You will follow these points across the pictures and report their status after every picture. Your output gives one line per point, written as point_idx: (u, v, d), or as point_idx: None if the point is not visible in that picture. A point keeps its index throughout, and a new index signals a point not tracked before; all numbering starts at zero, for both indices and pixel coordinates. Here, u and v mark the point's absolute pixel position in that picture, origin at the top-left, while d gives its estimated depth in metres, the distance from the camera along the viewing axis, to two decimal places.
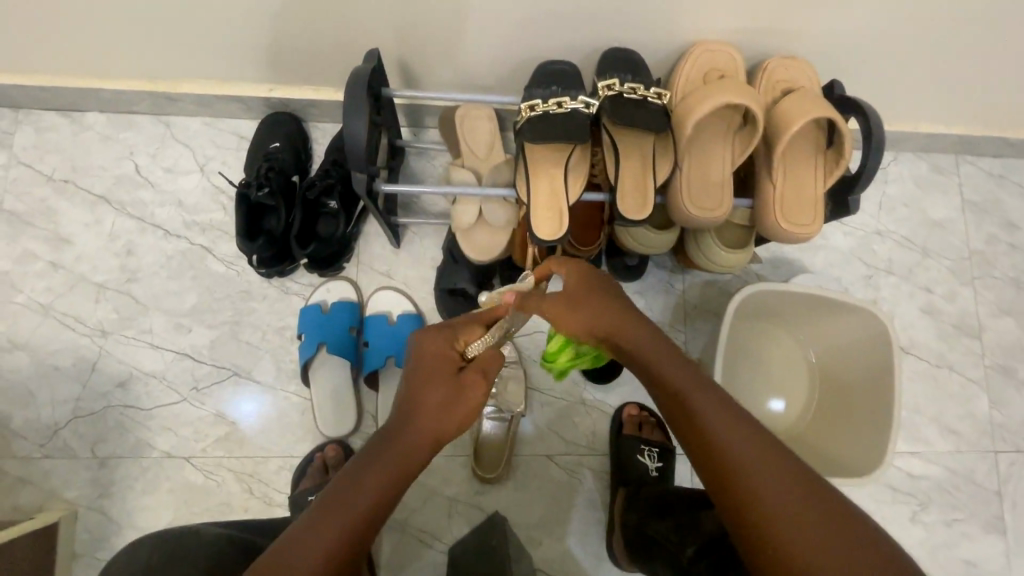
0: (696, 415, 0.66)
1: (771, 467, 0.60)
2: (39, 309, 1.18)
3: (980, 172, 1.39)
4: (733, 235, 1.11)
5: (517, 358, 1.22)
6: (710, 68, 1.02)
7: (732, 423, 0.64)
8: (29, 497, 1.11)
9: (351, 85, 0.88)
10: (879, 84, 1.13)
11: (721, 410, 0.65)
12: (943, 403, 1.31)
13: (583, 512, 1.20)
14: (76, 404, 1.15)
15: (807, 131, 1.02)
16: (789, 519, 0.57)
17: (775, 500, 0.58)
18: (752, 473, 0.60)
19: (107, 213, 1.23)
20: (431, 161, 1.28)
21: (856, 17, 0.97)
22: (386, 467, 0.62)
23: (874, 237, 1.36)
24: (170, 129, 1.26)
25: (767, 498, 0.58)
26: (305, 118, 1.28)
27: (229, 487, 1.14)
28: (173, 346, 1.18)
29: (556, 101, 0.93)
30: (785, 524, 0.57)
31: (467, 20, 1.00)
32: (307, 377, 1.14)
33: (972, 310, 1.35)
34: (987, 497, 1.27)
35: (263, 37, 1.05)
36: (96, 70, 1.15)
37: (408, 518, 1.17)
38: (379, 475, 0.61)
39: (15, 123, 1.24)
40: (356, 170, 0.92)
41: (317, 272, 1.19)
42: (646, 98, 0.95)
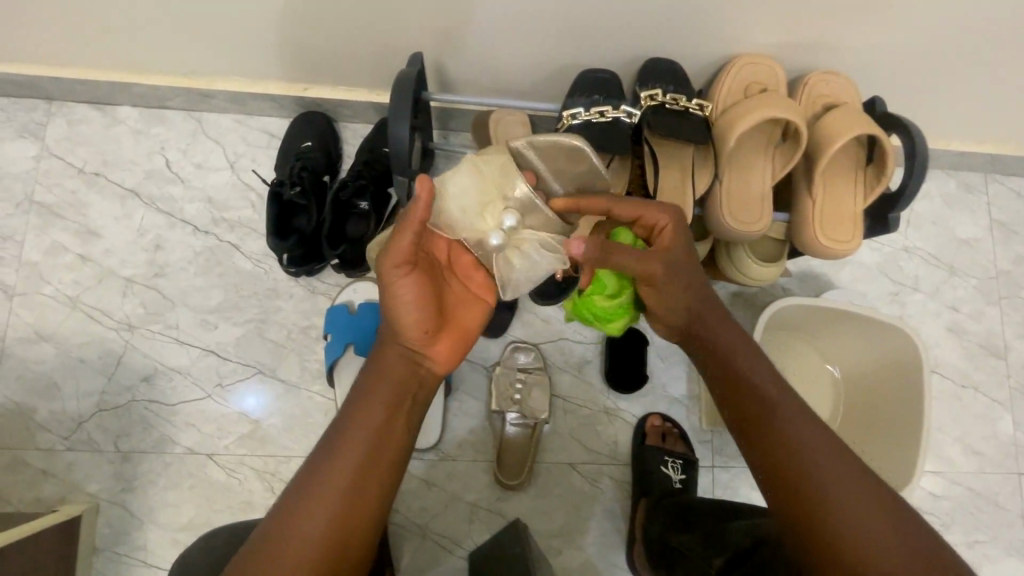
0: (774, 413, 0.76)
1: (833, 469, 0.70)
2: (66, 301, 1.18)
3: (1009, 192, 1.38)
4: (768, 249, 1.11)
5: (541, 364, 1.22)
6: (752, 80, 1.01)
7: (798, 419, 0.75)
8: (52, 489, 1.11)
9: (396, 90, 0.91)
10: (916, 100, 1.12)
11: (797, 413, 0.76)
12: (967, 423, 1.30)
13: (603, 522, 1.19)
14: (101, 397, 1.15)
15: (847, 148, 1.03)
16: (855, 515, 0.67)
17: (842, 495, 0.69)
18: (819, 469, 0.71)
19: (136, 207, 1.23)
20: (461, 165, 1.28)
21: (901, 35, 0.96)
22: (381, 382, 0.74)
23: (901, 254, 1.35)
24: (202, 125, 1.26)
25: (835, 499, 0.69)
26: (336, 118, 1.28)
27: (250, 486, 1.13)
28: (199, 342, 1.18)
29: (598, 110, 0.97)
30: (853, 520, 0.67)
31: (507, 26, 0.99)
32: (332, 378, 1.14)
33: (998, 329, 1.34)
34: (1010, 519, 1.26)
35: (301, 36, 1.05)
36: (132, 64, 1.15)
37: (429, 523, 1.17)
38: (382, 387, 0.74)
39: (48, 115, 1.24)
40: (399, 174, 0.96)
41: (345, 273, 1.18)
42: (687, 109, 0.98)
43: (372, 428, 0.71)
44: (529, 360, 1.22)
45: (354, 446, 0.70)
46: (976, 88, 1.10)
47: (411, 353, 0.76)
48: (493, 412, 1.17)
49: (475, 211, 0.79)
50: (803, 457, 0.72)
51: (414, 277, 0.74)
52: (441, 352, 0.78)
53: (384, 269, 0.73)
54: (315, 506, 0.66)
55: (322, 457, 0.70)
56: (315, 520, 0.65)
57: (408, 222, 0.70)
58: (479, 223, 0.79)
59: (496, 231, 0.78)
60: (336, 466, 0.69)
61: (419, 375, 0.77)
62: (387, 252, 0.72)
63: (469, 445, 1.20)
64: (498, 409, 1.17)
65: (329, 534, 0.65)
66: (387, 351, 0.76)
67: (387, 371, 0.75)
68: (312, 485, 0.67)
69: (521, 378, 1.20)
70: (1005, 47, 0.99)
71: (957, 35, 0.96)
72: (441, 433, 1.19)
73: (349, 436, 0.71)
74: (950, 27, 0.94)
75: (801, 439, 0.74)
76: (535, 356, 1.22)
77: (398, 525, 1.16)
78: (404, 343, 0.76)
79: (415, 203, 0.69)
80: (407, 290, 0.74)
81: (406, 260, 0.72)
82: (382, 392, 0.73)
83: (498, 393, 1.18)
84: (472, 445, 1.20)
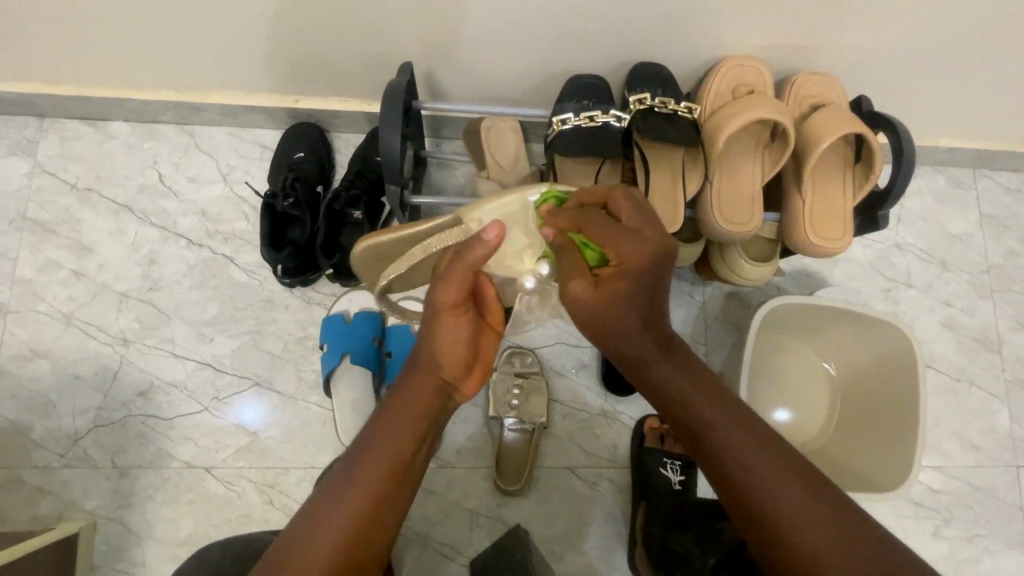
0: (712, 438, 0.70)
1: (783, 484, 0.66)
2: (61, 317, 1.18)
3: (998, 186, 1.40)
4: (760, 249, 1.12)
5: (538, 370, 1.22)
6: (740, 82, 1.02)
7: (721, 419, 0.71)
8: (49, 507, 1.10)
9: (387, 99, 0.91)
10: (902, 98, 1.14)
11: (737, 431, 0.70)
12: (963, 417, 1.30)
13: (603, 525, 1.19)
14: (97, 413, 1.14)
15: (836, 147, 1.05)
16: (804, 518, 0.63)
17: (777, 493, 0.65)
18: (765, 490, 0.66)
19: (130, 222, 1.23)
20: (453, 172, 1.28)
21: (884, 35, 0.98)
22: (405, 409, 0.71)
23: (893, 251, 1.36)
24: (194, 139, 1.27)
25: (778, 506, 0.65)
26: (328, 128, 1.28)
27: (248, 499, 1.13)
28: (195, 356, 1.18)
29: (587, 116, 0.98)
30: (797, 524, 0.64)
31: (496, 34, 1.00)
32: (329, 389, 1.14)
33: (991, 323, 1.34)
34: (1009, 511, 1.26)
35: (291, 48, 1.06)
36: (124, 79, 1.15)
37: (429, 531, 1.16)
38: (412, 411, 0.71)
39: (40, 131, 1.24)
40: (390, 182, 0.96)
41: (339, 282, 1.19)
42: (676, 112, 0.98)
43: (398, 453, 0.69)
44: (527, 365, 1.22)
45: (378, 469, 0.67)
46: (961, 85, 1.11)
47: (445, 385, 0.75)
48: (491, 417, 1.18)
49: (513, 254, 0.81)
50: (747, 481, 0.67)
51: (462, 317, 0.75)
52: (471, 385, 0.78)
53: (440, 307, 0.73)
54: (332, 530, 0.63)
55: (346, 483, 0.66)
56: (329, 544, 0.62)
57: (471, 260, 0.72)
58: (513, 268, 0.83)
59: (533, 275, 0.83)
60: (358, 491, 0.65)
61: (448, 407, 0.76)
62: (444, 288, 0.73)
63: (467, 452, 1.20)
64: (496, 414, 1.18)
65: (343, 554, 0.62)
66: (423, 381, 0.73)
67: (419, 402, 0.72)
68: (334, 505, 0.65)
69: (519, 383, 1.20)
70: (987, 45, 1.00)
71: (940, 33, 0.97)
72: (440, 441, 1.19)
73: (374, 460, 0.68)
74: (933, 26, 0.96)
75: (730, 443, 0.69)
76: (532, 361, 1.22)
77: (398, 534, 1.15)
78: (440, 376, 0.74)
79: (486, 244, 0.72)
80: (453, 326, 0.74)
81: (462, 300, 0.74)
82: (410, 421, 0.71)
83: (495, 399, 1.18)
84: (471, 451, 1.20)
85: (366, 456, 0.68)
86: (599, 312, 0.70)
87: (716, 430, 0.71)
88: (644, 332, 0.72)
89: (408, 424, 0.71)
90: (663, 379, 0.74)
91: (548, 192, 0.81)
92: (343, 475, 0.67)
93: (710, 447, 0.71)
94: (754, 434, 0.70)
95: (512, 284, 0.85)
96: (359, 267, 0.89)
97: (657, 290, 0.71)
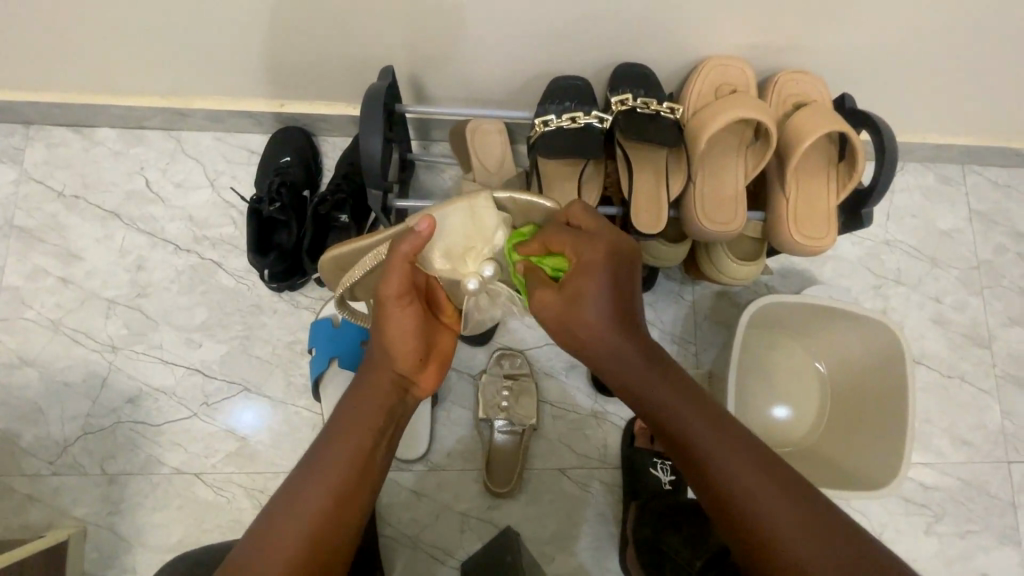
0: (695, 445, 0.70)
1: (768, 488, 0.66)
2: (49, 324, 1.18)
3: (988, 182, 1.39)
4: (747, 248, 1.12)
5: (527, 371, 1.22)
6: (722, 82, 1.02)
7: (695, 419, 0.71)
8: (38, 514, 1.10)
9: (368, 103, 0.91)
10: (887, 95, 1.14)
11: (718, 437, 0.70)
12: (954, 413, 1.30)
13: (595, 526, 1.19)
14: (85, 420, 1.14)
15: (819, 146, 1.05)
16: (784, 523, 0.63)
17: (760, 500, 0.65)
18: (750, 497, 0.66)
19: (118, 228, 1.23)
20: (441, 175, 1.28)
21: (866, 34, 0.98)
22: (360, 401, 0.73)
23: (882, 248, 1.36)
24: (181, 144, 1.27)
25: (750, 502, 0.66)
26: (315, 132, 1.28)
27: (239, 504, 1.13)
28: (184, 361, 1.18)
29: (569, 117, 0.98)
30: (768, 519, 0.64)
31: (479, 36, 1.00)
32: (318, 393, 1.14)
33: (982, 319, 1.34)
34: (1001, 507, 1.26)
35: (275, 53, 1.06)
36: (109, 86, 1.15)
37: (420, 534, 1.16)
38: (368, 404, 0.73)
39: (27, 139, 1.24)
40: (372, 186, 0.96)
41: (327, 286, 1.19)
42: (659, 112, 0.98)
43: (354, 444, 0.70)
44: (516, 367, 1.22)
45: (335, 462, 0.68)
46: (946, 82, 1.11)
47: (400, 380, 0.76)
48: (480, 420, 1.17)
49: (458, 257, 0.75)
50: (733, 488, 0.67)
51: (408, 309, 0.73)
52: (429, 377, 0.78)
53: (383, 298, 0.72)
54: (291, 523, 0.64)
55: (303, 476, 0.68)
56: (288, 538, 0.63)
57: (400, 251, 0.70)
58: (458, 270, 0.76)
59: (478, 276, 0.75)
60: (317, 483, 0.67)
61: (405, 401, 0.77)
62: (385, 281, 0.72)
63: (458, 454, 1.20)
64: (486, 417, 1.17)
65: (304, 548, 0.63)
66: (376, 376, 0.75)
67: (374, 396, 0.73)
68: (293, 499, 0.66)
69: (508, 385, 1.20)
70: (971, 41, 1.00)
71: (923, 31, 0.97)
72: (430, 444, 1.19)
73: (330, 454, 0.69)
74: (915, 23, 0.96)
75: (704, 444, 0.70)
76: (521, 362, 1.22)
77: (389, 537, 1.15)
78: (395, 369, 0.75)
79: (415, 235, 0.70)
80: (403, 320, 0.73)
81: (405, 292, 0.72)
82: (366, 414, 0.72)
83: (485, 401, 1.18)
84: (461, 454, 1.20)
85: (325, 451, 0.69)
86: (565, 321, 0.73)
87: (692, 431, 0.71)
88: (620, 335, 0.73)
89: (365, 417, 0.72)
90: (641, 382, 0.74)
91: (503, 199, 0.77)
92: (302, 471, 0.68)
93: (686, 448, 0.71)
94: (737, 438, 0.70)
95: (459, 288, 0.78)
96: (324, 275, 0.88)
97: (624, 293, 0.73)
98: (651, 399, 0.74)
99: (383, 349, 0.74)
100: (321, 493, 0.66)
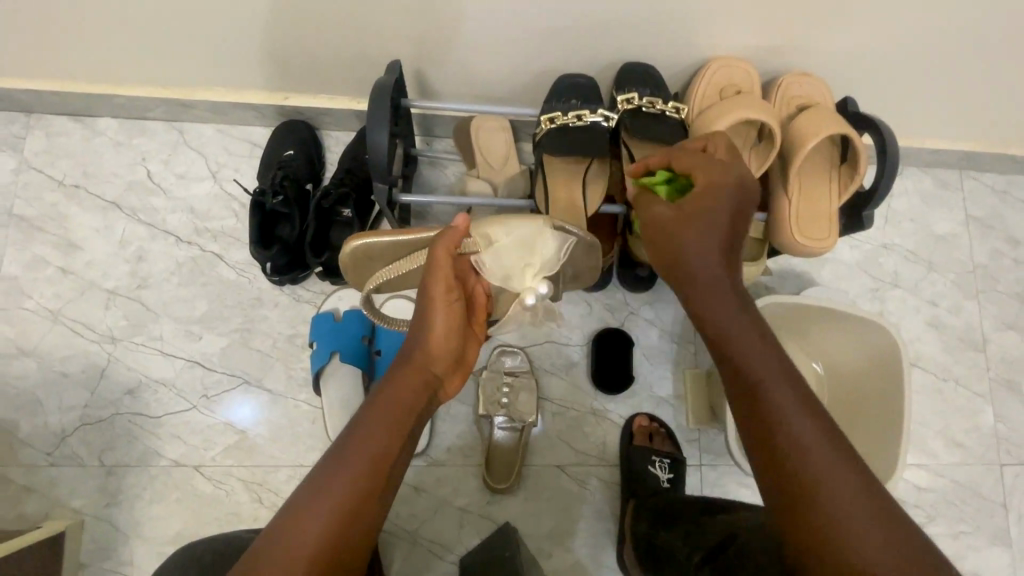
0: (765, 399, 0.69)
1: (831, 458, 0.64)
2: (47, 315, 1.17)
3: (984, 187, 1.41)
4: (748, 248, 1.13)
5: (528, 368, 1.22)
6: (727, 83, 1.03)
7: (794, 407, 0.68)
8: (35, 505, 1.10)
9: (374, 96, 0.91)
10: (887, 99, 1.15)
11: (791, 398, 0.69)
12: (949, 415, 1.32)
13: (592, 523, 1.19)
14: (84, 411, 1.14)
15: (821, 147, 1.06)
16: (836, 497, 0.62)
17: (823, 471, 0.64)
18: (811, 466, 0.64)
19: (118, 219, 1.22)
20: (444, 171, 1.28)
21: (870, 38, 0.99)
22: (397, 388, 0.72)
23: (880, 251, 1.37)
24: (183, 136, 1.26)
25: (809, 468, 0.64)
26: (319, 126, 1.28)
27: (238, 497, 1.13)
28: (183, 353, 1.18)
29: (576, 114, 0.99)
30: (847, 523, 0.60)
31: (486, 34, 1.00)
32: (319, 385, 1.14)
33: (977, 323, 1.36)
34: (993, 509, 1.28)
35: (280, 46, 1.05)
36: (111, 75, 1.15)
37: (418, 529, 1.16)
38: (402, 391, 0.72)
39: (27, 128, 1.23)
40: (378, 180, 0.96)
41: (329, 280, 1.19)
42: (664, 112, 0.99)
43: (388, 431, 0.68)
44: (516, 364, 1.23)
45: (364, 450, 0.66)
46: (946, 88, 1.12)
47: (434, 379, 0.76)
48: (480, 416, 1.18)
49: (518, 272, 0.79)
50: (801, 447, 0.65)
51: (451, 300, 0.77)
52: (454, 383, 0.80)
53: (430, 291, 0.76)
54: (321, 504, 0.62)
55: (338, 458, 0.65)
56: (320, 517, 0.61)
57: (441, 249, 0.75)
58: (514, 284, 0.79)
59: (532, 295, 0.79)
60: (351, 464, 0.65)
61: (433, 403, 0.76)
62: (432, 277, 0.76)
63: (457, 450, 1.20)
64: (486, 413, 1.18)
65: (335, 530, 0.61)
66: (412, 367, 0.75)
67: (407, 390, 0.72)
68: (324, 481, 0.63)
69: (508, 381, 1.20)
70: (972, 48, 1.01)
71: (926, 36, 0.98)
72: (429, 439, 1.19)
73: (362, 440, 0.67)
74: (918, 28, 0.96)
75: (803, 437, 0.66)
76: (521, 359, 1.23)
77: (389, 532, 1.15)
78: (430, 368, 0.75)
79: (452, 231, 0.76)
80: (447, 315, 0.77)
81: (451, 284, 0.76)
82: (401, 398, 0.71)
83: (484, 397, 1.18)
84: (461, 450, 1.20)
85: (358, 435, 0.67)
86: (676, 238, 0.77)
87: (787, 423, 0.67)
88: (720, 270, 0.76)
89: (399, 412, 0.70)
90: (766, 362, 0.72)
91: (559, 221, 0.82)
92: (335, 452, 0.66)
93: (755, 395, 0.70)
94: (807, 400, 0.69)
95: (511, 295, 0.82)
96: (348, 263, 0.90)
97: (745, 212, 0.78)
98: (754, 376, 0.71)
99: (420, 343, 0.76)
100: (351, 475, 0.64)
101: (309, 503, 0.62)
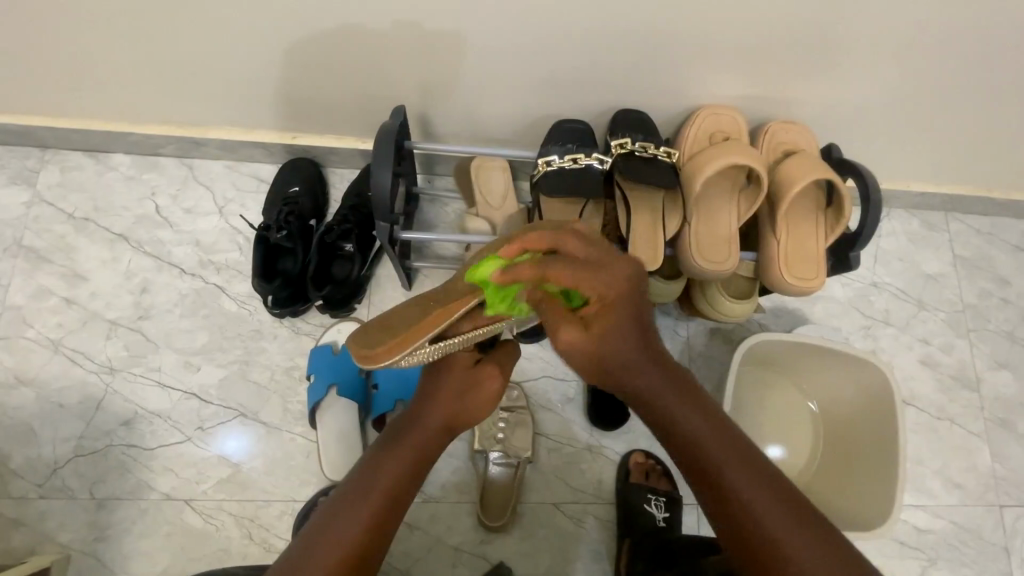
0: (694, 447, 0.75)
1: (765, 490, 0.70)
2: (49, 345, 1.18)
3: (969, 228, 1.45)
4: (740, 286, 1.16)
5: (524, 403, 1.23)
6: (715, 130, 1.08)
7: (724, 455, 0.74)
8: (22, 539, 1.08)
9: (380, 139, 0.95)
10: (872, 145, 1.20)
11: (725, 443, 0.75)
12: (947, 455, 1.31)
13: (588, 563, 1.18)
14: (78, 441, 1.14)
15: (808, 191, 1.11)
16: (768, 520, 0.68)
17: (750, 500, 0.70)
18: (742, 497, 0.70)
19: (124, 251, 1.25)
20: (443, 209, 1.32)
21: (850, 88, 1.04)
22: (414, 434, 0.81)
23: (871, 289, 1.40)
24: (192, 172, 1.30)
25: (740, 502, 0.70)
26: (324, 163, 1.32)
27: (228, 533, 1.11)
28: (181, 385, 1.18)
29: (571, 157, 1.04)
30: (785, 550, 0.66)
31: (486, 80, 1.06)
32: (315, 421, 1.14)
33: (970, 362, 1.37)
34: (994, 553, 1.26)
35: (291, 90, 1.11)
36: (128, 114, 1.19)
37: (411, 568, 1.14)
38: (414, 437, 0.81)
39: (42, 162, 1.27)
40: (381, 218, 0.99)
41: (330, 313, 1.22)
42: (656, 156, 1.04)
43: (394, 470, 0.77)
44: (512, 399, 1.23)
45: (374, 487, 0.75)
46: (928, 134, 1.17)
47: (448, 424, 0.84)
48: (476, 452, 1.18)
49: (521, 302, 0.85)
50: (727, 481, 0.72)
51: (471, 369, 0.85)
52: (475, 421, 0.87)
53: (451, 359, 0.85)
54: (329, 542, 0.69)
55: (349, 499, 0.74)
56: (322, 563, 0.68)
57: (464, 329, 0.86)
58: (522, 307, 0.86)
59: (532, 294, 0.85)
60: (358, 505, 0.73)
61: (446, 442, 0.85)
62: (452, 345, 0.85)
63: (452, 487, 1.19)
64: (481, 449, 1.18)
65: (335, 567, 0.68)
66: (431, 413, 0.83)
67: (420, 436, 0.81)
68: (334, 520, 0.71)
69: (505, 417, 1.20)
70: (950, 97, 1.06)
71: (904, 88, 1.04)
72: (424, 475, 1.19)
73: (374, 479, 0.76)
74: (895, 81, 1.02)
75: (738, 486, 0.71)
76: (517, 394, 1.23)
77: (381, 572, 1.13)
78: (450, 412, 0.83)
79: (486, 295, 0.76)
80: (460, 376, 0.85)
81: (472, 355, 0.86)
82: (410, 444, 0.80)
83: (481, 432, 1.18)
84: (456, 486, 1.19)
85: (372, 474, 0.76)
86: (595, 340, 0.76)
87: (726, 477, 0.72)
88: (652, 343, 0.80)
89: (407, 453, 0.79)
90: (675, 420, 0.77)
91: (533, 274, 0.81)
92: (349, 489, 0.75)
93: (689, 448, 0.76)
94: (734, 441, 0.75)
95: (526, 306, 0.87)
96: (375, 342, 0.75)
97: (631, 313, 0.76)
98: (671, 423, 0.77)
99: (442, 396, 0.84)
100: (361, 521, 0.71)
101: (317, 540, 0.70)
